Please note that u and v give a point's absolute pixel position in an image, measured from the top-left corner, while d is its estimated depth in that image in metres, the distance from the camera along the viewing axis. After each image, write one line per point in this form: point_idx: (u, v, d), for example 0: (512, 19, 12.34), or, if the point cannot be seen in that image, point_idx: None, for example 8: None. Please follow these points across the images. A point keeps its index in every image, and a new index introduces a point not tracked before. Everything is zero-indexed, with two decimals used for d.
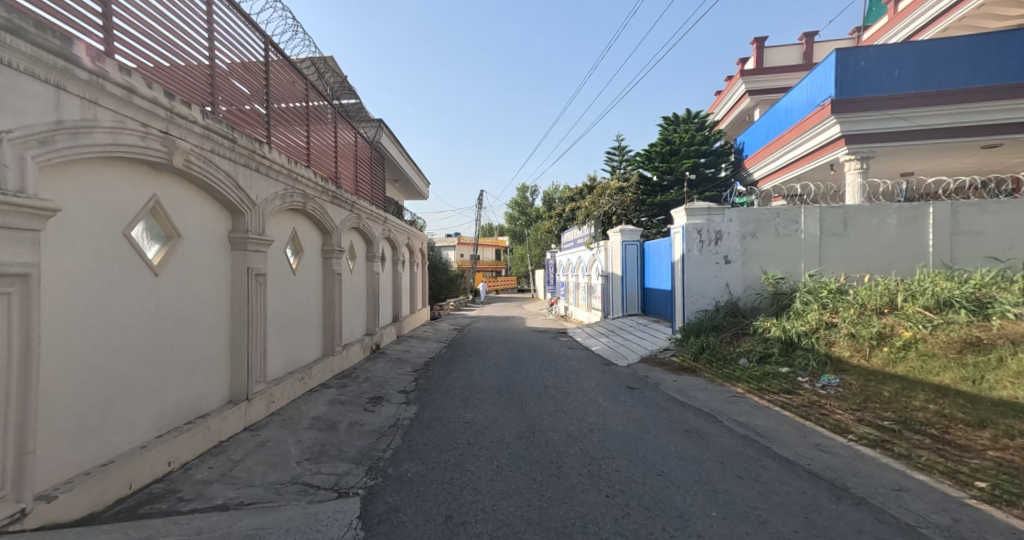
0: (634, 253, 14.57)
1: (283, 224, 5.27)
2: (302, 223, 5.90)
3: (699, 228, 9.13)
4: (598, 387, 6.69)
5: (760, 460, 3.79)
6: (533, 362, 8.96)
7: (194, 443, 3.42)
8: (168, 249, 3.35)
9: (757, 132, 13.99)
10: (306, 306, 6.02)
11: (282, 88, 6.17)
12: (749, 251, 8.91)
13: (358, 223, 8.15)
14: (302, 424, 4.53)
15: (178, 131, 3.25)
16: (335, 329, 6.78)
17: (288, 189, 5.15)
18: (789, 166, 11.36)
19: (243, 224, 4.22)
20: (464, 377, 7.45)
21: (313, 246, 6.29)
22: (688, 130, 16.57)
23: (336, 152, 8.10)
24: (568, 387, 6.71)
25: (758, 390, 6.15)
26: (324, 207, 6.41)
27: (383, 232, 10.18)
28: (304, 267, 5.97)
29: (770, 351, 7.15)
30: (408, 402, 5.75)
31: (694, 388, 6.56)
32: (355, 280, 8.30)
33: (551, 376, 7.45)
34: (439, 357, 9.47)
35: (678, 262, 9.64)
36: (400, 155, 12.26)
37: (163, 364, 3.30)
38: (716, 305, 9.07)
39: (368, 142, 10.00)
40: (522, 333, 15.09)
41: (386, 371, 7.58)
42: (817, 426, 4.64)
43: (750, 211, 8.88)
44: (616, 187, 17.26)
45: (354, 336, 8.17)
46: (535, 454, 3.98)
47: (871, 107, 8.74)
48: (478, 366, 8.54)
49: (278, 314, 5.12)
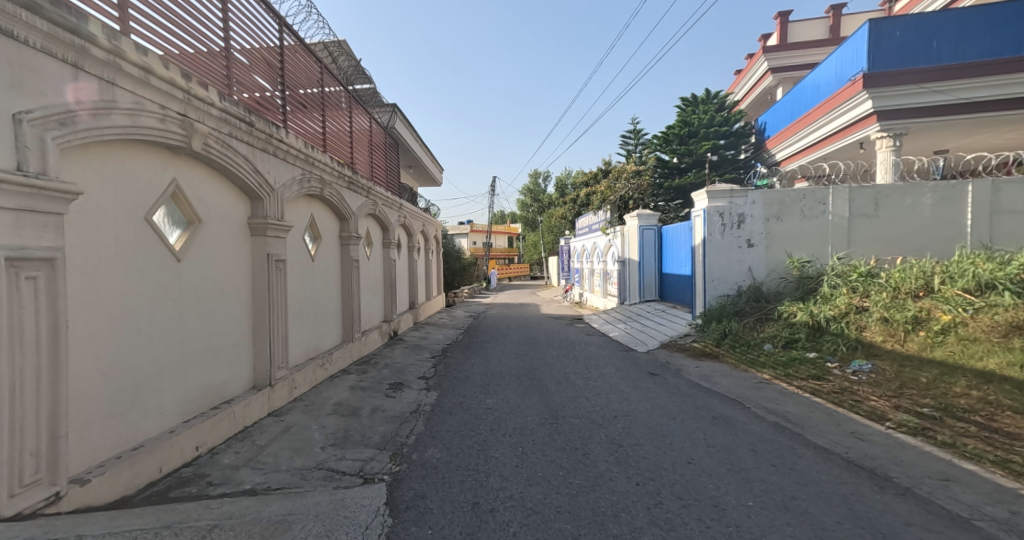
0: (652, 238, 14.32)
1: (301, 210, 5.22)
2: (320, 210, 5.86)
3: (721, 211, 8.86)
4: (619, 374, 6.60)
5: (794, 448, 3.67)
6: (551, 348, 8.89)
7: (220, 428, 3.43)
8: (189, 234, 3.31)
9: (780, 111, 13.49)
10: (325, 293, 6.01)
11: (297, 72, 6.08)
12: (773, 234, 8.65)
13: (374, 210, 8.09)
14: (325, 409, 4.55)
15: (196, 114, 3.18)
16: (353, 315, 6.78)
17: (305, 174, 5.08)
18: (816, 145, 10.95)
19: (262, 210, 4.18)
20: (482, 363, 7.42)
21: (331, 232, 6.25)
22: (707, 110, 16.13)
23: (350, 138, 8.01)
24: (588, 373, 6.64)
25: (785, 376, 5.98)
26: (341, 193, 6.35)
27: (398, 219, 10.13)
28: (323, 253, 5.95)
29: (797, 336, 6.95)
30: (428, 388, 5.74)
31: (718, 375, 6.42)
32: (372, 267, 8.27)
33: (570, 362, 7.37)
34: (456, 344, 9.46)
35: (698, 246, 9.40)
36: (415, 140, 12.13)
37: (188, 350, 3.30)
38: (738, 290, 8.85)
39: (382, 128, 9.88)
40: (538, 320, 15.00)
41: (405, 357, 7.60)
42: (851, 413, 4.48)
43: (774, 193, 8.60)
44: (632, 171, 16.93)
45: (372, 323, 8.20)
46: (560, 441, 3.92)
47: (907, 80, 8.30)
48: (496, 352, 8.51)
49: (298, 301, 5.11)
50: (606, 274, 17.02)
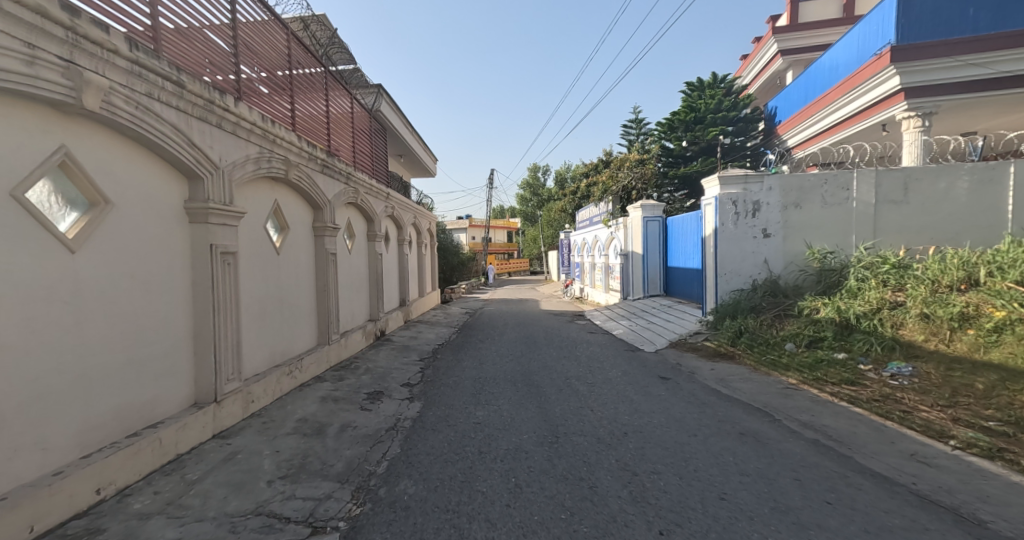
0: (656, 229, 13.68)
1: (260, 195, 4.53)
2: (288, 196, 5.19)
3: (734, 198, 8.23)
4: (626, 378, 5.93)
5: (846, 476, 3.00)
6: (550, 348, 8.22)
7: (138, 461, 2.76)
8: (91, 218, 2.63)
9: (792, 95, 12.82)
10: (295, 291, 5.36)
11: (263, 43, 5.40)
12: (791, 223, 8.03)
13: (356, 198, 7.39)
14: (285, 428, 3.88)
15: (91, 64, 2.48)
16: (330, 314, 6.12)
17: (262, 152, 4.38)
18: (833, 128, 10.26)
19: (202, 192, 3.50)
20: (475, 366, 6.75)
21: (302, 220, 5.58)
22: (714, 95, 15.34)
23: (329, 121, 7.34)
24: (593, 378, 5.97)
25: (813, 380, 5.33)
26: (313, 177, 5.65)
27: (386, 209, 9.44)
28: (291, 245, 5.29)
29: (822, 335, 6.30)
30: (411, 398, 5.07)
31: (737, 379, 5.75)
32: (355, 262, 7.62)
33: (572, 365, 6.71)
34: (449, 343, 8.80)
35: (709, 236, 8.77)
36: (404, 126, 11.41)
37: (91, 365, 2.62)
38: (753, 284, 8.23)
39: (367, 111, 9.16)
40: (537, 316, 14.33)
41: (390, 360, 6.93)
42: (903, 427, 3.78)
43: (792, 178, 7.97)
44: (635, 159, 15.87)
45: (355, 323, 7.52)
46: (560, 467, 3.24)
47: (939, 53, 7.58)
48: (491, 353, 7.84)
49: (256, 300, 4.43)
50: (607, 267, 16.39)
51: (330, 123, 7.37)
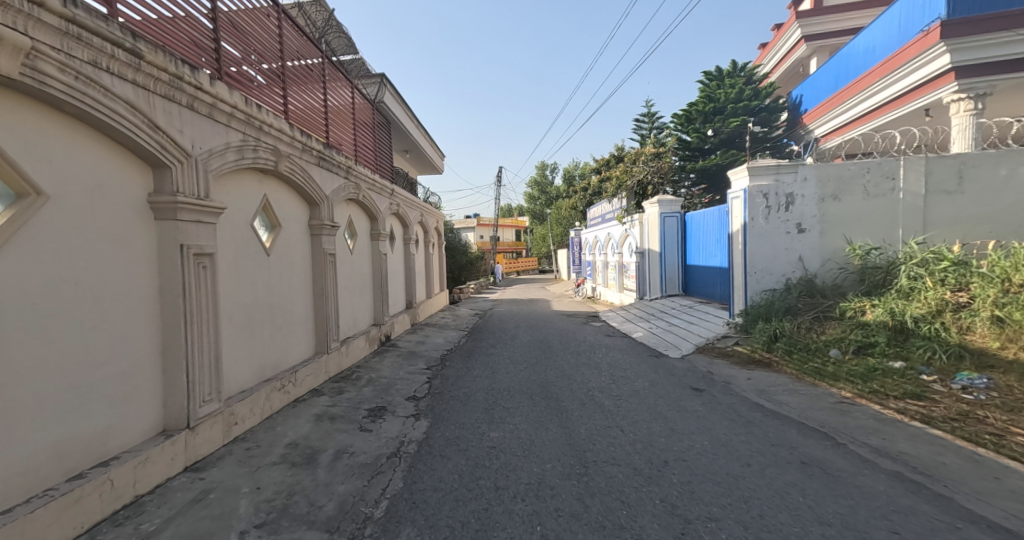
0: (674, 226, 13.07)
1: (245, 188, 4.02)
2: (280, 191, 4.71)
3: (765, 191, 7.66)
4: (655, 390, 5.36)
5: (957, 527, 2.40)
6: (567, 354, 7.66)
7: (79, 511, 2.24)
8: (17, 214, 2.13)
9: (820, 82, 12.14)
10: (288, 296, 4.89)
11: (253, 25, 4.92)
12: (828, 217, 7.43)
13: (357, 194, 6.89)
14: (271, 456, 3.37)
15: (4, 17, 1.94)
16: (329, 320, 5.63)
17: (246, 140, 3.86)
18: (870, 114, 9.59)
19: (170, 184, 2.98)
20: (486, 376, 6.21)
21: (297, 218, 5.10)
22: (734, 84, 14.59)
23: (329, 113, 6.88)
24: (618, 390, 5.40)
25: (871, 393, 4.71)
26: (308, 170, 5.15)
27: (391, 206, 8.95)
28: (284, 245, 4.81)
29: (873, 340, 5.69)
30: (416, 416, 4.53)
31: (780, 390, 5.15)
32: (357, 263, 7.15)
33: (593, 374, 6.15)
34: (458, 348, 8.29)
35: (737, 232, 8.20)
36: (409, 119, 10.89)
37: (18, 396, 2.11)
38: (787, 283, 7.64)
39: (369, 102, 8.68)
40: (549, 318, 13.76)
41: (395, 369, 6.43)
42: (1002, 457, 3.17)
43: (829, 168, 7.35)
44: (651, 153, 15.12)
45: (357, 328, 7.02)
46: (595, 511, 2.68)
47: (996, 27, 6.88)
48: (503, 359, 7.31)
49: (238, 308, 3.90)
50: (622, 266, 15.78)
51: (330, 115, 6.91)
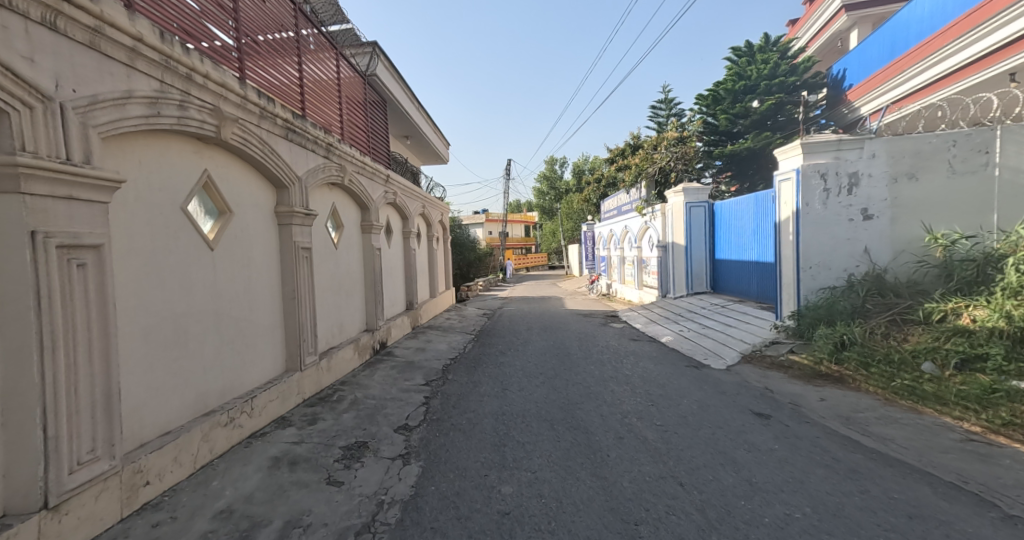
0: (701, 216, 11.89)
1: (163, 158, 3.00)
2: (228, 167, 3.73)
3: (823, 170, 6.54)
4: (707, 417, 4.27)
5: None
6: (590, 366, 6.57)
7: None
8: None
9: (866, 52, 10.91)
10: (243, 301, 3.92)
11: None
12: (901, 200, 6.27)
13: (342, 177, 5.88)
14: (185, 537, 2.34)
15: None
16: (302, 330, 4.67)
17: (162, 89, 2.82)
18: (941, 82, 8.34)
19: (8, 138, 1.95)
20: (495, 396, 5.16)
21: (254, 203, 4.10)
22: (768, 59, 13.29)
23: (312, 87, 5.95)
24: (660, 416, 4.31)
25: (1008, 425, 3.54)
26: (269, 141, 4.12)
27: (386, 195, 7.93)
28: (235, 237, 3.83)
29: (982, 352, 4.52)
30: (406, 459, 3.49)
31: (872, 418, 4.02)
32: (343, 260, 6.17)
33: (626, 394, 5.06)
34: (463, 357, 7.26)
35: (787, 220, 7.07)
36: (408, 99, 9.84)
37: None
38: (850, 280, 6.49)
39: (359, 76, 7.67)
40: (564, 318, 12.65)
41: (386, 387, 5.41)
42: None
43: (903, 142, 6.19)
44: (674, 138, 14.02)
45: (343, 335, 6.02)
46: None
47: None
48: (515, 371, 6.25)
49: (158, 320, 2.93)
50: (641, 261, 14.66)
51: (314, 89, 6.01)
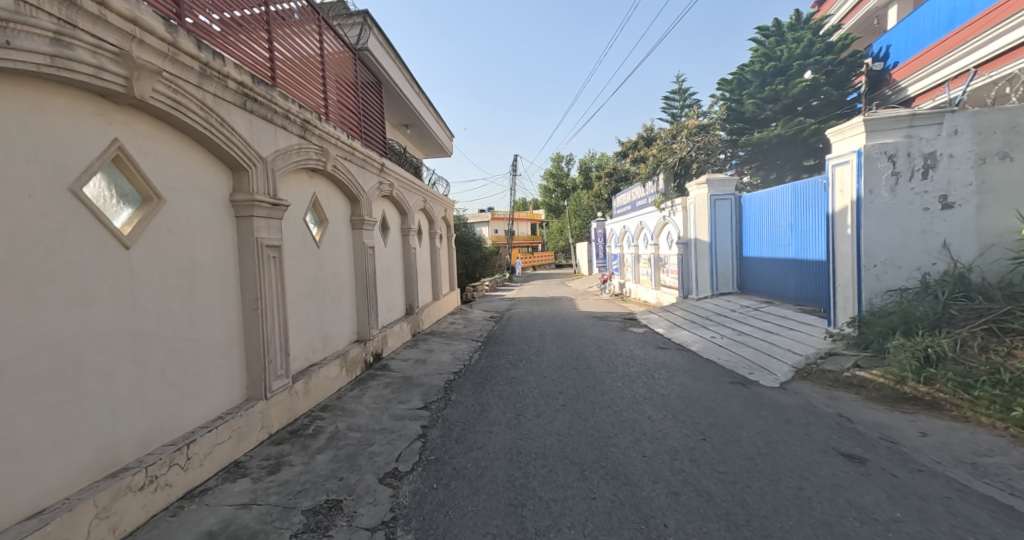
0: (727, 210, 10.90)
1: (39, 117, 2.12)
2: (155, 138, 2.84)
3: (890, 150, 5.54)
4: (780, 459, 3.31)
5: None
6: (615, 382, 5.62)
7: None
8: None
9: (918, 23, 9.84)
10: (181, 317, 3.02)
11: None
12: (989, 185, 5.31)
13: (324, 162, 4.98)
14: None
15: None
16: (268, 349, 3.77)
17: (28, 11, 1.94)
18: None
19: None
20: (508, 425, 4.24)
21: (196, 188, 3.21)
22: (800, 37, 12.29)
23: (292, 58, 5.08)
24: (720, 459, 3.36)
25: None
26: (214, 108, 3.22)
27: (381, 186, 7.02)
28: (168, 231, 2.94)
29: None
30: (392, 531, 2.57)
31: (1009, 465, 3.03)
32: (327, 261, 5.26)
33: (668, 425, 4.10)
34: (468, 370, 6.34)
35: (843, 210, 6.06)
36: (407, 81, 8.95)
37: None
38: (924, 280, 5.49)
39: (349, 50, 6.76)
40: (577, 321, 11.71)
41: (376, 413, 4.49)
42: None
43: (989, 116, 5.27)
44: (695, 127, 13.17)
45: (326, 348, 5.11)
46: None
47: None
48: (529, 391, 5.31)
49: (28, 349, 2.04)
50: (658, 259, 13.66)
51: (294, 62, 5.13)
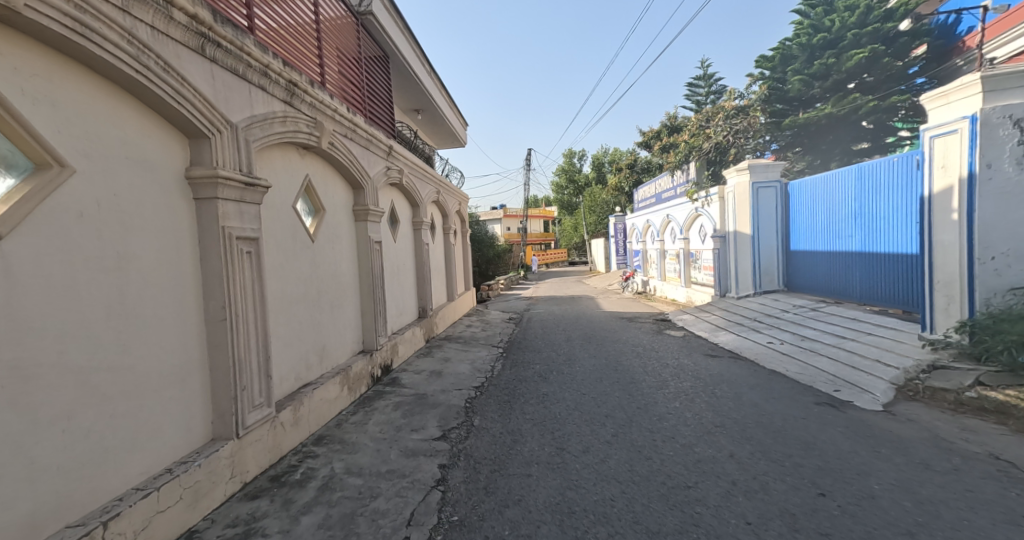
0: (773, 198, 9.77)
1: None
2: (48, 76, 1.95)
3: (1016, 114, 4.45)
4: (953, 533, 2.30)
5: None
6: (672, 402, 4.62)
7: None
8: None
9: None
10: (103, 335, 2.13)
11: None
12: None
13: (317, 137, 4.08)
14: None
15: None
16: (240, 373, 2.88)
17: None
18: None
19: None
20: (551, 467, 3.29)
21: (127, 155, 2.32)
22: (853, 5, 11.16)
23: (282, 12, 4.20)
24: (863, 532, 2.35)
25: None
26: (151, 45, 2.33)
27: (388, 172, 6.12)
28: (79, 214, 2.05)
29: None
30: None
31: None
32: (322, 258, 4.36)
33: (764, 470, 3.10)
34: (491, 385, 5.40)
35: (944, 191, 4.97)
36: (417, 58, 8.05)
37: None
38: None
39: (351, 16, 5.88)
40: (604, 323, 10.69)
41: (382, 448, 3.58)
42: None
43: None
44: (732, 109, 11.85)
45: (323, 364, 4.20)
46: None
47: None
48: (569, 414, 4.36)
49: None
50: (689, 255, 12.57)
51: (284, 18, 4.25)
